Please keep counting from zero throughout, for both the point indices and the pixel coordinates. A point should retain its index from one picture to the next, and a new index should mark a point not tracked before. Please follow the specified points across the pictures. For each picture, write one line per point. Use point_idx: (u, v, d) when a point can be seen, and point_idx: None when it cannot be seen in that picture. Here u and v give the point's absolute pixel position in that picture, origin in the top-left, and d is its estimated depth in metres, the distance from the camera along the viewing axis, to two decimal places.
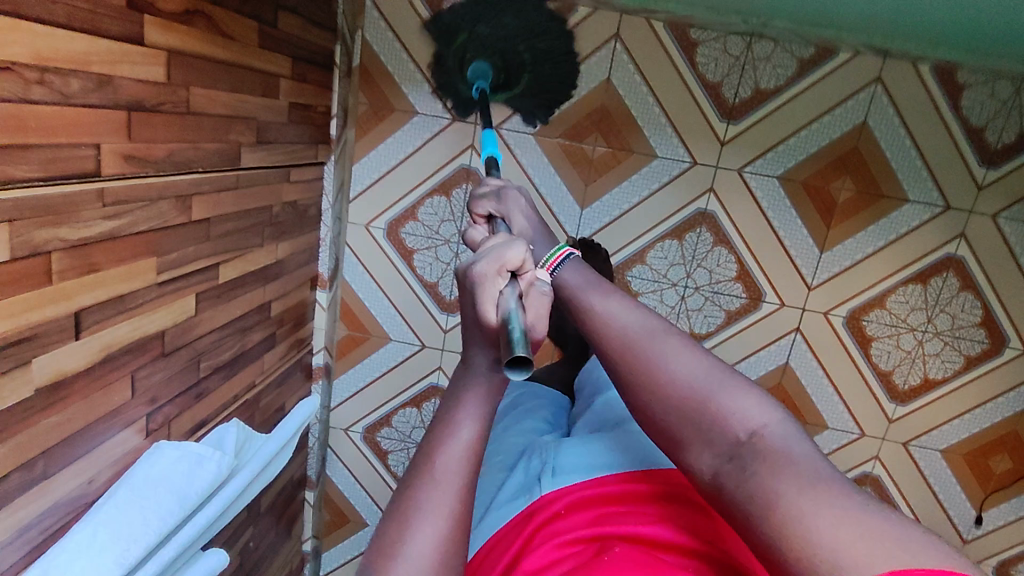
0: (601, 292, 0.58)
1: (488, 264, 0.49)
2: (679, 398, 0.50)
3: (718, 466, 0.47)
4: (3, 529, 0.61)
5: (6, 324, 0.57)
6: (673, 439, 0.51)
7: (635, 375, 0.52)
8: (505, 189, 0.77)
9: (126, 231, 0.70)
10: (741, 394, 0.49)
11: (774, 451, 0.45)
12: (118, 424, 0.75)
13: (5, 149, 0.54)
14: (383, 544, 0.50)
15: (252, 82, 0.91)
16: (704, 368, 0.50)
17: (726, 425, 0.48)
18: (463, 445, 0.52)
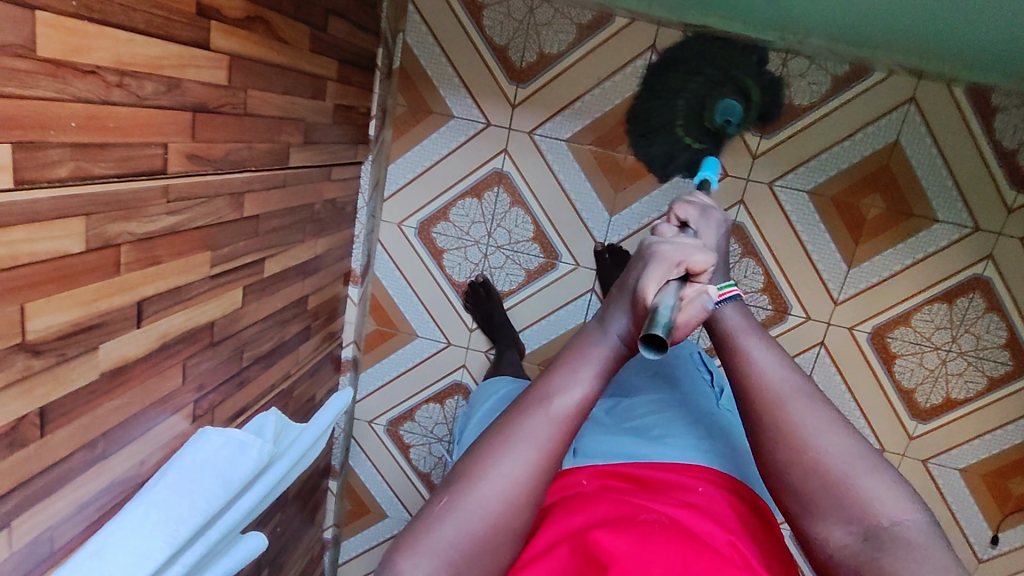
0: (756, 341, 0.61)
1: (675, 255, 0.60)
2: (825, 472, 0.54)
3: (849, 542, 0.53)
4: (67, 504, 0.65)
5: (77, 311, 0.60)
6: (808, 504, 0.55)
7: (791, 442, 0.55)
8: (710, 207, 0.77)
9: (185, 226, 0.74)
10: (882, 482, 0.53)
11: (912, 545, 0.51)
12: (169, 409, 0.79)
13: (86, 147, 0.57)
14: (475, 460, 0.58)
15: (302, 84, 0.95)
16: (852, 451, 0.54)
17: (868, 508, 0.52)
18: (574, 402, 0.58)
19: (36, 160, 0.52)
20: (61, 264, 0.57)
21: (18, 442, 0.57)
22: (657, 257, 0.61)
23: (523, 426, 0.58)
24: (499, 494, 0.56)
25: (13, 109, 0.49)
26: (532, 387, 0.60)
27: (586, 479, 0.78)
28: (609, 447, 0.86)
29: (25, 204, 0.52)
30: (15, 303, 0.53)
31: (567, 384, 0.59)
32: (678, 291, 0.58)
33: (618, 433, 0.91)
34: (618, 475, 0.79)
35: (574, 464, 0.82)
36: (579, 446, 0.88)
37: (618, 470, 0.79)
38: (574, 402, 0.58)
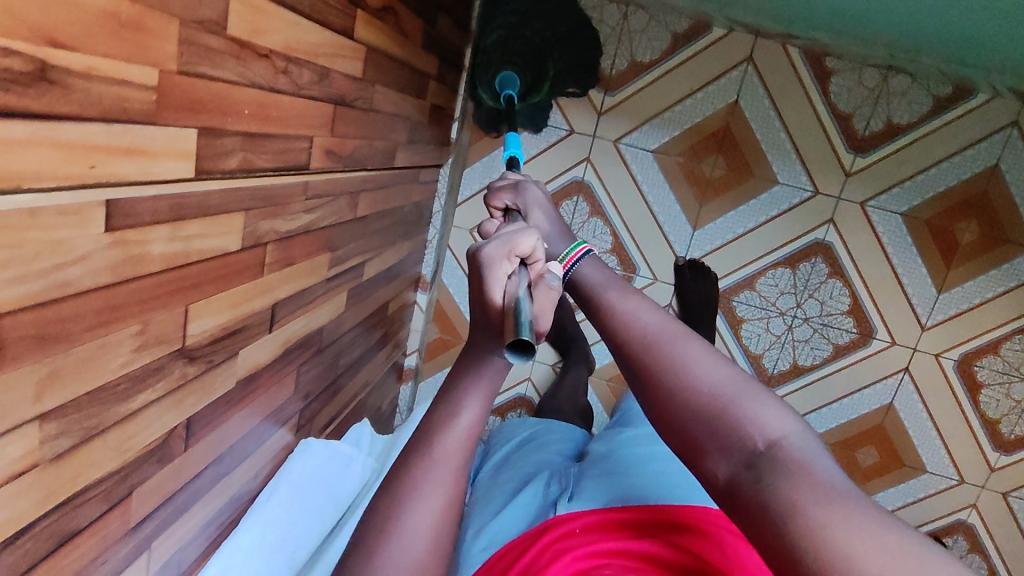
0: (618, 289, 0.53)
1: (499, 247, 0.48)
2: (697, 404, 0.44)
3: (735, 475, 0.41)
4: (191, 525, 0.60)
5: (229, 314, 0.56)
6: (688, 440, 0.44)
7: (654, 378, 0.46)
8: (523, 183, 0.70)
9: (316, 226, 0.69)
10: (761, 403, 0.43)
11: (797, 463, 0.39)
12: (282, 420, 0.74)
13: (254, 137, 0.52)
14: (378, 513, 0.51)
15: (411, 81, 0.90)
16: (729, 378, 0.45)
17: (742, 432, 0.41)
18: (461, 431, 0.51)
19: (214, 148, 0.47)
20: (219, 264, 0.52)
21: (166, 457, 0.52)
22: (475, 253, 0.48)
23: (418, 469, 0.51)
24: (412, 538, 0.50)
25: (201, 91, 0.44)
26: (420, 427, 0.53)
27: (580, 529, 0.73)
28: (605, 486, 0.83)
29: (201, 195, 0.47)
30: (181, 304, 0.48)
31: (448, 415, 0.52)
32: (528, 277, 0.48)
33: (610, 469, 0.87)
34: (611, 522, 0.74)
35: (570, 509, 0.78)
36: (573, 489, 0.84)
37: (611, 519, 0.74)
38: (459, 434, 0.51)
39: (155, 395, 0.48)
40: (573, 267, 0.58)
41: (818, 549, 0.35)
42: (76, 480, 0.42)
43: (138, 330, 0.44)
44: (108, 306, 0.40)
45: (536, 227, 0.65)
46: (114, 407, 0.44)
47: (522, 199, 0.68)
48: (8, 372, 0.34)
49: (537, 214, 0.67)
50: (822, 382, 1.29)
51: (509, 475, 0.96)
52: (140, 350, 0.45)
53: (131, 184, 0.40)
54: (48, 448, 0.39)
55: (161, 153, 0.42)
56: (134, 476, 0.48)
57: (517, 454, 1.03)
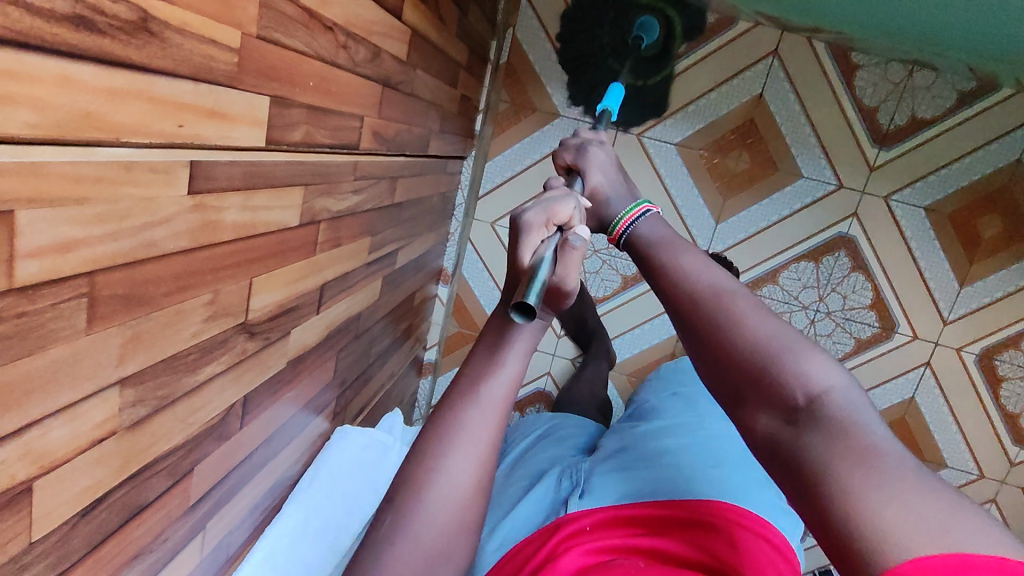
0: (674, 244, 0.51)
1: (536, 213, 0.49)
2: (740, 358, 0.42)
3: (775, 430, 0.40)
4: (240, 508, 0.59)
5: (285, 291, 0.55)
6: (732, 395, 0.43)
7: (701, 331, 0.45)
8: (588, 144, 0.69)
9: (361, 208, 0.69)
10: (808, 358, 0.41)
11: (843, 422, 0.38)
12: (320, 406, 0.72)
13: (316, 111, 0.52)
14: (414, 465, 0.48)
15: (446, 69, 0.90)
16: (778, 332, 0.43)
17: (782, 387, 0.40)
18: (502, 384, 0.48)
19: (282, 118, 0.47)
20: (279, 239, 0.51)
21: (223, 435, 0.51)
22: (520, 215, 0.50)
23: (456, 421, 0.48)
24: (452, 491, 0.47)
25: (275, 58, 0.44)
26: (455, 381, 0.50)
27: (590, 526, 0.69)
28: (619, 485, 0.78)
29: (269, 166, 0.46)
30: (245, 278, 0.47)
31: (487, 367, 0.48)
32: (560, 243, 0.48)
33: (626, 466, 0.82)
34: (621, 520, 0.70)
35: (582, 508, 0.74)
36: (586, 487, 0.80)
37: (620, 516, 0.71)
38: (499, 388, 0.48)
39: (219, 368, 0.47)
40: (628, 230, 0.56)
41: (850, 510, 0.35)
42: (147, 451, 0.41)
43: (209, 300, 0.43)
44: (185, 272, 0.40)
45: (596, 186, 0.64)
46: (184, 378, 0.43)
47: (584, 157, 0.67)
48: (97, 333, 0.33)
49: (599, 173, 0.65)
50: None
51: (523, 470, 0.92)
52: (209, 321, 0.44)
53: (211, 147, 0.39)
54: (126, 415, 0.38)
55: (239, 118, 0.41)
56: (196, 452, 0.47)
57: (531, 449, 0.99)
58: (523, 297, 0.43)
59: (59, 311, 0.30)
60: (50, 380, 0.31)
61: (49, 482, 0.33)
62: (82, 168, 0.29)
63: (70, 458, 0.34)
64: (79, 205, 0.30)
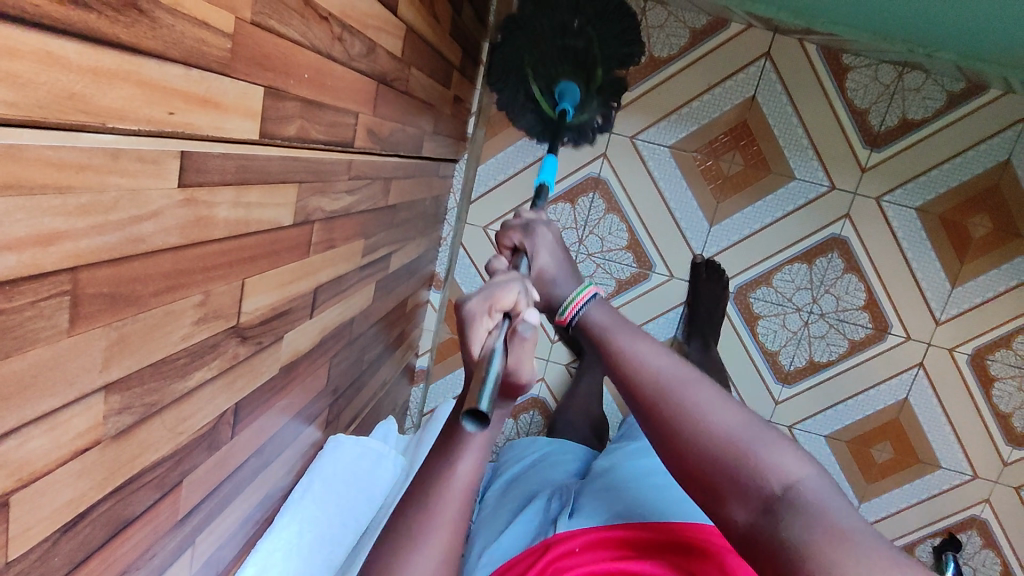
0: (629, 334, 0.52)
1: (478, 303, 0.45)
2: (714, 452, 0.43)
3: (757, 522, 0.40)
4: (231, 522, 0.56)
5: (279, 293, 0.53)
6: (705, 488, 0.43)
7: (668, 423, 0.45)
8: (533, 221, 0.68)
9: (355, 209, 0.67)
10: (777, 446, 0.42)
11: (819, 506, 0.39)
12: (312, 415, 0.70)
13: (312, 105, 0.50)
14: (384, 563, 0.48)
15: (440, 69, 0.88)
16: (743, 421, 0.44)
17: (759, 478, 0.41)
18: (458, 483, 0.48)
19: (275, 111, 0.44)
20: (273, 239, 0.49)
21: (214, 444, 0.48)
22: (462, 306, 0.46)
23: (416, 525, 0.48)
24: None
25: (270, 47, 0.42)
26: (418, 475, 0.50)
27: (580, 547, 0.67)
28: (605, 504, 0.75)
29: (262, 160, 0.44)
30: (238, 278, 0.45)
31: (443, 468, 0.49)
32: (509, 332, 0.45)
33: (610, 487, 0.79)
34: (608, 542, 0.67)
35: (568, 529, 0.71)
36: (574, 506, 0.77)
37: (608, 536, 0.68)
38: (454, 491, 0.48)
39: (210, 374, 0.45)
40: (578, 313, 0.56)
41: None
42: (134, 462, 0.38)
43: (200, 301, 0.41)
44: (175, 270, 0.37)
45: (543, 269, 0.64)
46: (173, 384, 0.40)
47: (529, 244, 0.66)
48: (81, 333, 0.31)
49: (545, 255, 0.65)
50: (838, 378, 1.29)
51: (516, 493, 0.90)
52: (200, 324, 0.42)
53: (204, 137, 0.37)
54: (111, 424, 0.35)
55: (232, 107, 0.39)
56: (186, 463, 0.44)
57: (523, 473, 0.97)
58: (476, 403, 0.40)
59: (39, 309, 0.28)
60: (26, 387, 0.28)
61: (27, 495, 0.30)
62: (66, 153, 0.27)
63: (53, 468, 0.31)
64: (61, 194, 0.27)
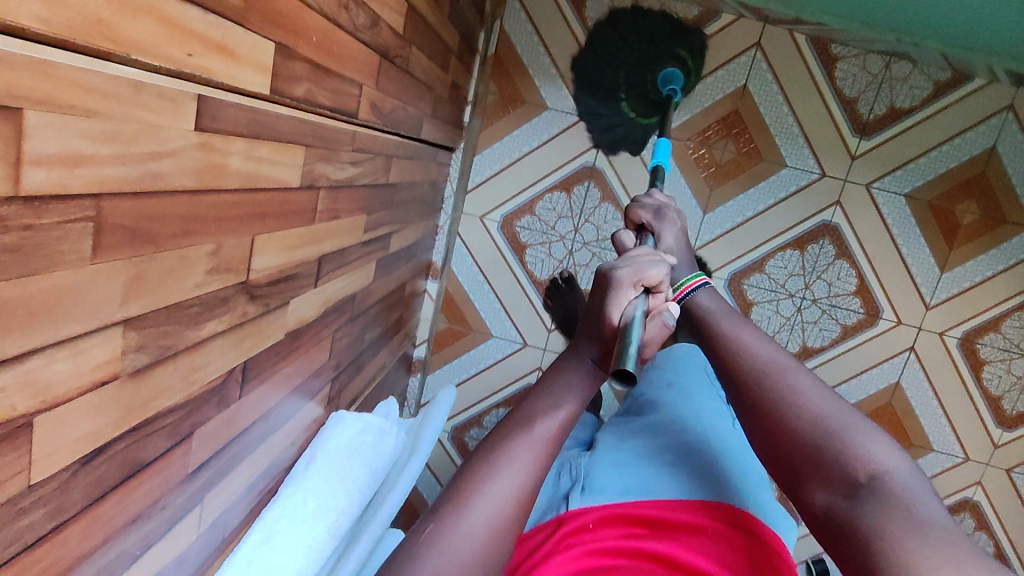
0: (733, 321, 0.55)
1: (628, 271, 0.49)
2: (802, 436, 0.44)
3: (835, 505, 0.42)
4: (237, 486, 0.56)
5: (286, 256, 0.54)
6: (790, 472, 0.45)
7: (759, 404, 0.47)
8: (665, 206, 0.72)
9: (358, 181, 0.67)
10: (867, 436, 0.43)
11: (902, 499, 0.39)
12: (314, 389, 0.70)
13: (319, 69, 0.51)
14: (467, 475, 0.46)
15: (438, 52, 0.89)
16: (838, 409, 0.45)
17: (843, 463, 0.42)
18: (558, 422, 0.48)
19: (285, 70, 0.45)
20: (282, 199, 0.50)
21: (224, 401, 0.49)
22: (610, 274, 0.50)
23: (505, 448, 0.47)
24: (483, 527, 0.43)
25: (281, 4, 0.43)
26: (513, 411, 0.50)
27: (593, 524, 0.68)
28: (621, 481, 0.75)
29: (272, 117, 0.45)
30: (248, 234, 0.46)
31: (548, 407, 0.49)
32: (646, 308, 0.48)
33: (624, 462, 0.79)
34: (626, 519, 0.68)
35: (580, 505, 0.72)
36: (587, 480, 0.77)
37: (628, 513, 0.68)
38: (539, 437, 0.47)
39: (221, 328, 0.45)
40: (688, 295, 0.61)
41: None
42: (148, 404, 0.38)
43: (212, 250, 0.42)
44: (190, 214, 0.38)
45: (667, 249, 0.68)
46: (186, 331, 0.41)
47: (657, 224, 0.71)
48: (102, 264, 0.31)
49: (671, 237, 0.69)
50: (831, 364, 1.30)
51: None
52: (212, 274, 0.42)
53: (218, 85, 0.38)
54: (129, 361, 0.35)
55: (246, 59, 0.40)
56: (197, 415, 0.45)
57: None
58: (621, 364, 0.43)
59: (65, 232, 0.29)
60: (49, 311, 0.29)
61: (49, 420, 0.30)
62: (93, 78, 0.28)
63: (73, 397, 0.32)
64: (88, 118, 0.29)
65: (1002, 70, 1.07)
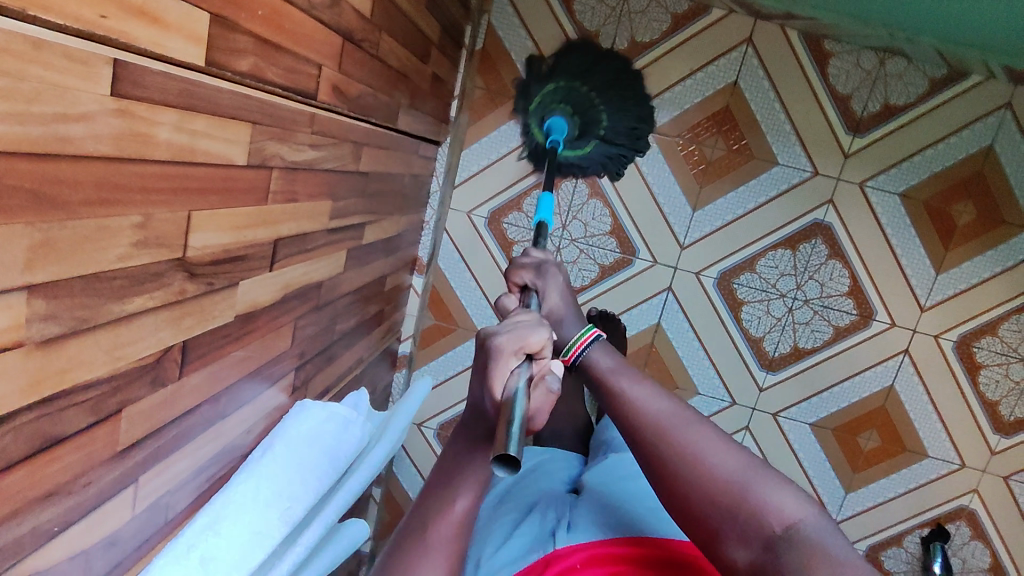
0: (621, 372, 0.54)
1: (508, 340, 0.47)
2: (716, 494, 0.43)
3: (758, 562, 0.41)
4: (182, 471, 0.55)
5: (232, 236, 0.53)
6: (706, 533, 0.44)
7: (666, 467, 0.46)
8: (546, 263, 0.72)
9: (320, 166, 0.66)
10: (778, 486, 0.43)
11: (817, 545, 0.39)
12: (275, 376, 0.69)
13: (267, 45, 0.50)
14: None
15: (415, 41, 0.89)
16: (741, 461, 0.45)
17: (760, 518, 0.41)
18: (453, 523, 0.48)
19: (225, 43, 0.45)
20: (224, 176, 0.49)
21: (160, 380, 0.48)
22: (490, 340, 0.47)
23: (410, 562, 0.47)
24: None
25: None
26: (413, 516, 0.50)
27: (581, 563, 0.61)
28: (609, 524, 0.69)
29: (210, 90, 0.44)
30: (184, 208, 0.45)
31: (442, 504, 0.49)
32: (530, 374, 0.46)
33: (610, 506, 0.74)
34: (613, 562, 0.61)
35: (569, 543, 0.65)
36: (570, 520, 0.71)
37: (611, 553, 0.63)
38: (449, 526, 0.48)
39: (153, 304, 0.44)
40: (581, 354, 0.58)
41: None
42: (62, 376, 0.37)
43: (138, 223, 0.41)
44: (108, 182, 0.37)
45: (552, 310, 0.68)
46: (109, 305, 0.40)
47: (541, 284, 0.70)
48: (0, 222, 0.30)
49: (554, 295, 0.69)
50: (823, 366, 1.28)
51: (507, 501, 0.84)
52: (139, 247, 0.41)
53: (141, 51, 0.37)
54: (35, 330, 0.34)
55: (175, 27, 0.39)
56: (126, 392, 0.44)
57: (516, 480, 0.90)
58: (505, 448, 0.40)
59: None
60: None
61: None
62: None
63: None
64: None
65: (999, 66, 1.05)
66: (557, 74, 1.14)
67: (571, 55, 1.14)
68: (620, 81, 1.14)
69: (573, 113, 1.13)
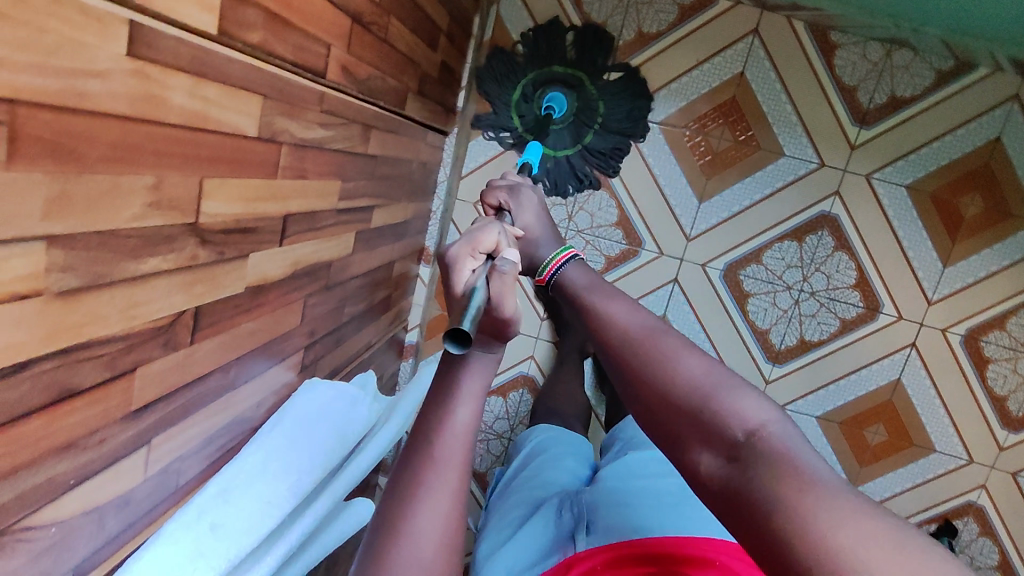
0: (607, 297, 0.56)
1: (461, 245, 0.50)
2: (682, 400, 0.43)
3: (719, 467, 0.40)
4: (193, 437, 0.56)
5: (242, 207, 0.54)
6: (672, 439, 0.43)
7: (638, 377, 0.46)
8: (519, 185, 0.81)
9: (329, 145, 0.68)
10: (746, 396, 0.42)
11: (778, 447, 0.38)
12: (284, 352, 0.70)
13: (277, 20, 0.51)
14: (390, 507, 0.47)
15: (424, 28, 0.90)
16: (711, 371, 0.44)
17: (723, 422, 0.41)
18: (456, 433, 0.47)
19: (236, 14, 0.46)
20: (235, 146, 0.50)
21: (172, 344, 0.49)
22: (445, 252, 0.50)
23: (413, 480, 0.47)
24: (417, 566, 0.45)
25: None
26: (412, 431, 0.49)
27: (602, 565, 0.63)
28: (627, 518, 0.71)
29: (221, 59, 0.46)
30: (196, 174, 0.46)
31: (441, 414, 0.47)
32: (489, 269, 0.49)
33: (628, 501, 0.75)
34: (632, 556, 0.63)
35: (588, 547, 0.67)
36: (591, 519, 0.73)
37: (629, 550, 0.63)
38: (455, 436, 0.47)
39: (166, 267, 0.46)
40: (557, 271, 0.66)
41: (805, 534, 0.33)
42: (78, 329, 0.39)
43: (152, 184, 0.42)
44: (123, 141, 0.38)
45: (527, 226, 0.76)
46: (123, 264, 0.41)
47: (516, 204, 0.78)
48: (19, 171, 0.32)
49: (528, 213, 0.77)
50: (829, 358, 1.27)
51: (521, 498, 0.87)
52: (152, 208, 0.43)
53: (155, 15, 0.39)
54: (53, 281, 0.36)
55: None
56: (139, 352, 0.45)
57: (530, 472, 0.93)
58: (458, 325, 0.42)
59: None
60: None
61: None
62: None
63: None
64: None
65: (1005, 58, 1.05)
66: (544, 52, 1.15)
67: (555, 28, 1.15)
68: (599, 44, 1.16)
69: (569, 89, 1.15)
